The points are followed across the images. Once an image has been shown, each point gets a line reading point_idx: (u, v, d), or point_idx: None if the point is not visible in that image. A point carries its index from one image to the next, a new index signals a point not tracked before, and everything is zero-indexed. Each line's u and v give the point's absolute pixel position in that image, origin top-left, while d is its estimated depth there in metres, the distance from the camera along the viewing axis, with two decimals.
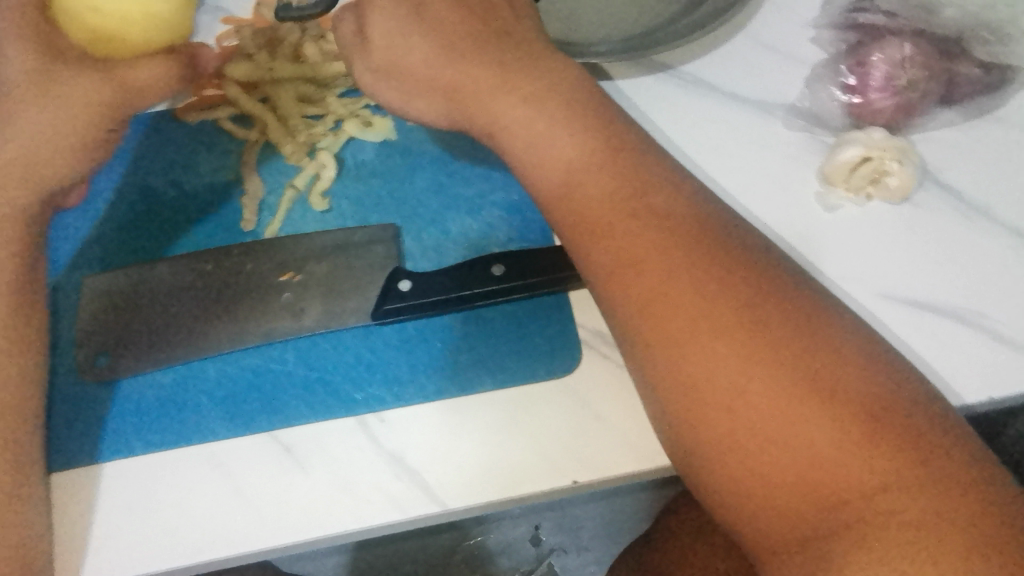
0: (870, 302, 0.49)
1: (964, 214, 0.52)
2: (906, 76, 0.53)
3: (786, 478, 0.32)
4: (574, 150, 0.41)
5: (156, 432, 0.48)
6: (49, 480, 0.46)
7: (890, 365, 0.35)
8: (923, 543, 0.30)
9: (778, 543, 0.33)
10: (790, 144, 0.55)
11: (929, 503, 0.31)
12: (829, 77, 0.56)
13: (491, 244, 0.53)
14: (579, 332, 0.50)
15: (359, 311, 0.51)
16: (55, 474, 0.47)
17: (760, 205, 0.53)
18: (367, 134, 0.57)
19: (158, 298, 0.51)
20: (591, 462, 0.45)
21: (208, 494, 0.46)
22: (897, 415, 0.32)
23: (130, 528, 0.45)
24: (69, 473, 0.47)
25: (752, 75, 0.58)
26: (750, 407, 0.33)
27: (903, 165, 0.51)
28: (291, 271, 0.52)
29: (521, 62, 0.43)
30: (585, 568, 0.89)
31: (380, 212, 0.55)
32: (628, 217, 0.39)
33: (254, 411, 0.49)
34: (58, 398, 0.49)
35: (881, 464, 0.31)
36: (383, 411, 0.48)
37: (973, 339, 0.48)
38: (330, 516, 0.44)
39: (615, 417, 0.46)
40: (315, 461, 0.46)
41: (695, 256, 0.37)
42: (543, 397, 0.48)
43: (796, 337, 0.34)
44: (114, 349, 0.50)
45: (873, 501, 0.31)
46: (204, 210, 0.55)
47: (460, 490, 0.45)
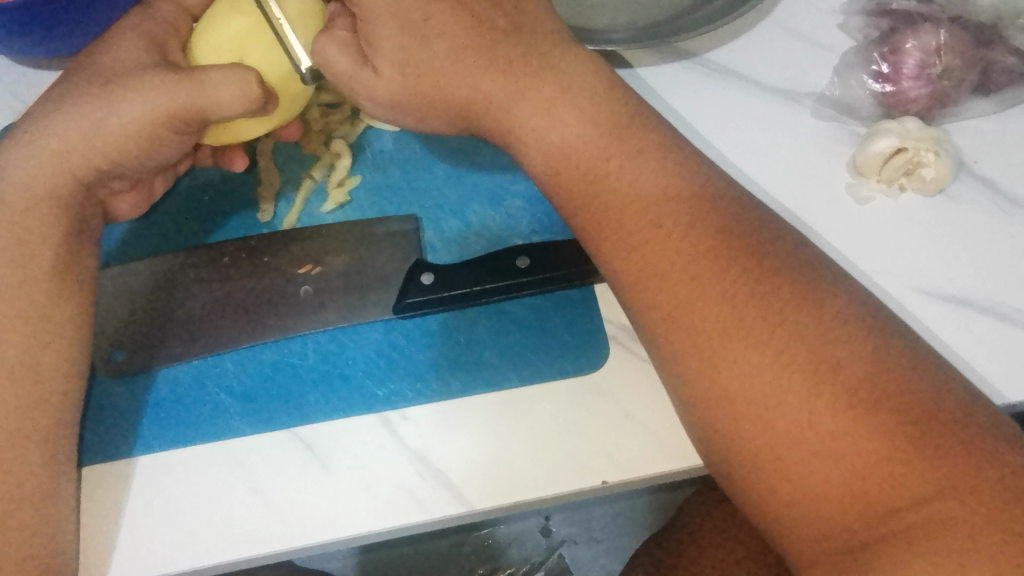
0: (907, 297, 0.48)
1: (999, 207, 0.50)
2: (940, 64, 0.52)
3: (833, 481, 0.31)
4: (605, 141, 0.39)
5: (176, 429, 0.47)
6: (80, 473, 0.45)
7: (941, 366, 0.33)
8: (971, 543, 0.29)
9: (821, 548, 0.32)
10: (820, 134, 0.54)
11: (973, 507, 0.30)
12: (861, 65, 0.54)
13: (512, 236, 0.52)
14: (605, 328, 0.49)
15: (381, 304, 0.50)
16: (86, 467, 0.46)
17: (789, 196, 0.52)
18: (383, 123, 0.55)
19: (176, 294, 0.50)
20: (621, 462, 0.44)
21: (229, 492, 0.45)
22: (953, 416, 0.31)
23: (150, 527, 0.44)
24: (96, 470, 0.46)
25: (780, 64, 0.56)
26: (796, 409, 0.32)
27: (939, 156, 0.50)
28: (311, 263, 0.51)
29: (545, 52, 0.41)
30: (597, 560, 0.88)
31: (399, 203, 0.54)
32: (667, 210, 0.37)
33: (273, 407, 0.48)
34: (98, 393, 0.49)
35: (931, 468, 0.30)
36: (406, 408, 0.47)
37: (1011, 338, 0.46)
38: (355, 518, 0.43)
39: (645, 414, 0.45)
40: (337, 459, 0.45)
41: (733, 252, 0.36)
42: (571, 394, 0.47)
43: (842, 337, 0.33)
44: (131, 344, 0.49)
45: (922, 505, 0.30)
46: (220, 201, 0.54)
47: (487, 491, 0.43)
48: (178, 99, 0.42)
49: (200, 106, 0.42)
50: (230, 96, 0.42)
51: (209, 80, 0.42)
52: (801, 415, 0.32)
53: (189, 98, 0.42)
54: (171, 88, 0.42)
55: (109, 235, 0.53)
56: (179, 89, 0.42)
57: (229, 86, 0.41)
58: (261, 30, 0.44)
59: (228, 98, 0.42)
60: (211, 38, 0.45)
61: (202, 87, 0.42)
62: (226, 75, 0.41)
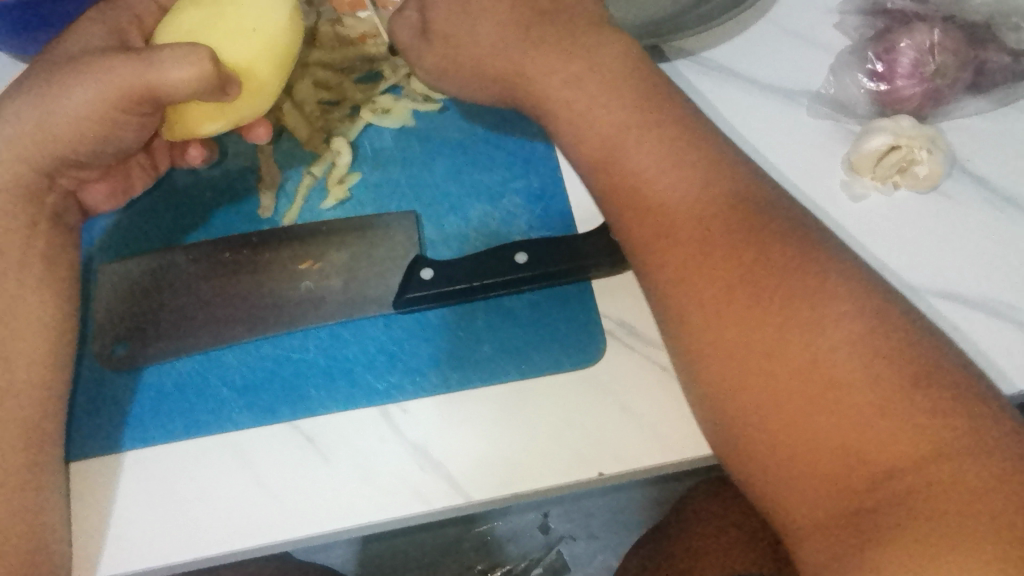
0: (901, 292, 0.49)
1: (992, 204, 0.51)
2: (935, 63, 0.52)
3: (827, 469, 0.32)
4: (607, 132, 0.40)
5: (178, 421, 0.48)
6: (68, 468, 0.46)
7: (933, 358, 0.34)
8: (966, 526, 0.29)
9: (811, 535, 0.32)
10: (816, 132, 0.54)
11: (966, 492, 0.30)
12: (856, 64, 0.55)
13: (511, 232, 0.53)
14: (603, 323, 0.49)
15: (381, 299, 0.50)
16: (73, 463, 0.46)
17: (784, 191, 0.52)
18: (384, 121, 0.56)
19: (177, 288, 0.51)
20: (617, 454, 0.44)
21: (229, 482, 0.45)
22: (943, 406, 0.32)
23: (149, 517, 0.45)
24: (89, 463, 0.46)
25: (776, 63, 0.57)
26: (788, 398, 0.33)
27: (933, 153, 0.51)
28: (311, 259, 0.51)
29: (550, 42, 0.42)
30: (595, 556, 0.88)
31: (399, 199, 0.54)
32: (664, 203, 0.38)
33: (275, 400, 0.48)
34: (84, 387, 0.49)
35: (925, 455, 0.31)
36: (405, 402, 0.47)
37: (1002, 333, 0.47)
38: (354, 508, 0.44)
39: (641, 408, 0.46)
40: (337, 451, 0.46)
41: (729, 245, 0.36)
42: (568, 388, 0.47)
43: (835, 329, 0.34)
44: (132, 338, 0.50)
45: (917, 491, 0.30)
46: (216, 198, 0.54)
47: (485, 482, 0.44)
48: (131, 79, 0.40)
49: (149, 87, 0.40)
50: (178, 72, 0.39)
51: (161, 59, 0.39)
52: (794, 403, 0.33)
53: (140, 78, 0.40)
54: (124, 69, 0.40)
55: (92, 229, 0.53)
56: (132, 69, 0.40)
57: (177, 64, 0.38)
58: (231, 5, 0.43)
59: (175, 77, 0.39)
60: (176, 23, 0.43)
61: (153, 67, 0.39)
62: (177, 52, 0.39)
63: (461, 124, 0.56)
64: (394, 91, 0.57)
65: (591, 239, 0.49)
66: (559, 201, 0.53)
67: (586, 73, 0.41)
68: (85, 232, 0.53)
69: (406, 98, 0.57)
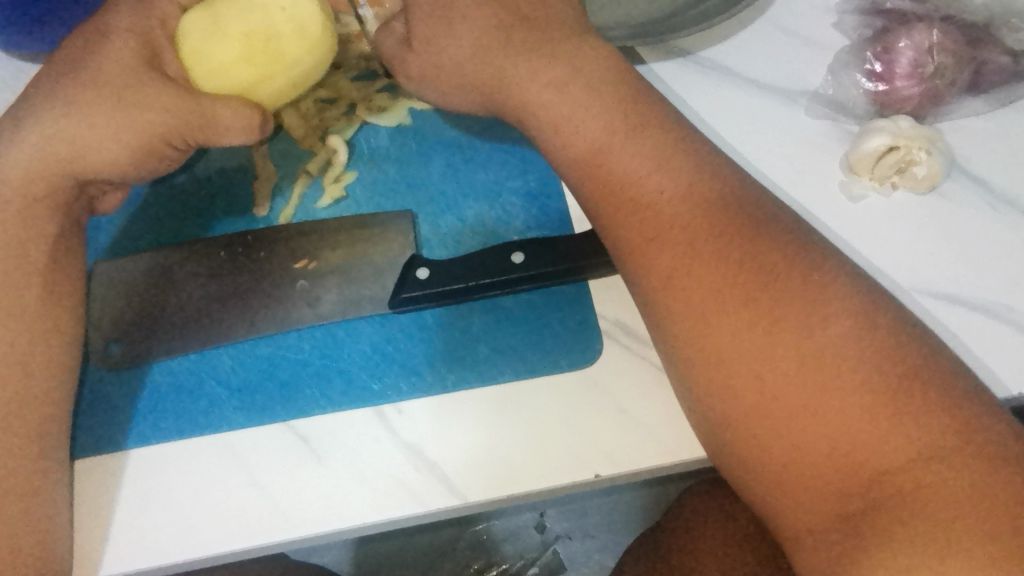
0: (899, 294, 0.49)
1: (991, 205, 0.51)
2: (933, 63, 0.52)
3: (821, 475, 0.32)
4: (609, 130, 0.39)
5: (173, 421, 0.48)
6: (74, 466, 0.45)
7: (932, 361, 0.34)
8: (958, 535, 0.29)
9: (808, 540, 0.32)
10: (814, 132, 0.54)
11: (960, 496, 0.30)
12: (855, 64, 0.54)
13: (508, 232, 0.52)
14: (600, 323, 0.49)
15: (377, 299, 0.50)
16: (78, 462, 0.46)
17: (785, 194, 0.52)
18: (380, 119, 0.56)
19: (172, 288, 0.50)
20: (614, 455, 0.44)
21: (223, 485, 0.45)
22: (940, 411, 0.32)
23: (142, 520, 0.44)
24: (93, 461, 0.46)
25: (775, 61, 0.56)
26: (788, 406, 0.33)
27: (931, 154, 0.50)
28: (307, 258, 0.51)
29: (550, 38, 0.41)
30: (591, 556, 0.88)
31: (395, 198, 0.54)
32: (664, 206, 0.38)
33: (270, 401, 0.48)
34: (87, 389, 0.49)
35: (920, 461, 0.31)
36: (401, 402, 0.47)
37: (1002, 334, 0.47)
38: (351, 509, 0.44)
39: (640, 410, 0.45)
40: (333, 452, 0.46)
41: (728, 248, 0.36)
42: (564, 389, 0.47)
43: (834, 334, 0.34)
44: (127, 337, 0.49)
45: (913, 497, 0.30)
46: (218, 194, 0.54)
47: (481, 483, 0.44)
48: (184, 120, 0.43)
49: (204, 131, 0.43)
50: (249, 124, 0.44)
51: (221, 113, 0.43)
52: (792, 411, 0.33)
53: (198, 123, 0.43)
54: (175, 108, 0.42)
55: (98, 230, 0.53)
56: (186, 111, 0.42)
57: (240, 123, 0.44)
58: (258, 49, 0.45)
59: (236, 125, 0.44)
60: (197, 50, 0.44)
61: (214, 118, 0.43)
62: (239, 112, 0.44)
63: (458, 121, 0.56)
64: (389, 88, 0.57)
65: (587, 239, 0.49)
66: (556, 200, 0.53)
67: (589, 72, 0.40)
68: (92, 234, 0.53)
69: (403, 95, 0.56)
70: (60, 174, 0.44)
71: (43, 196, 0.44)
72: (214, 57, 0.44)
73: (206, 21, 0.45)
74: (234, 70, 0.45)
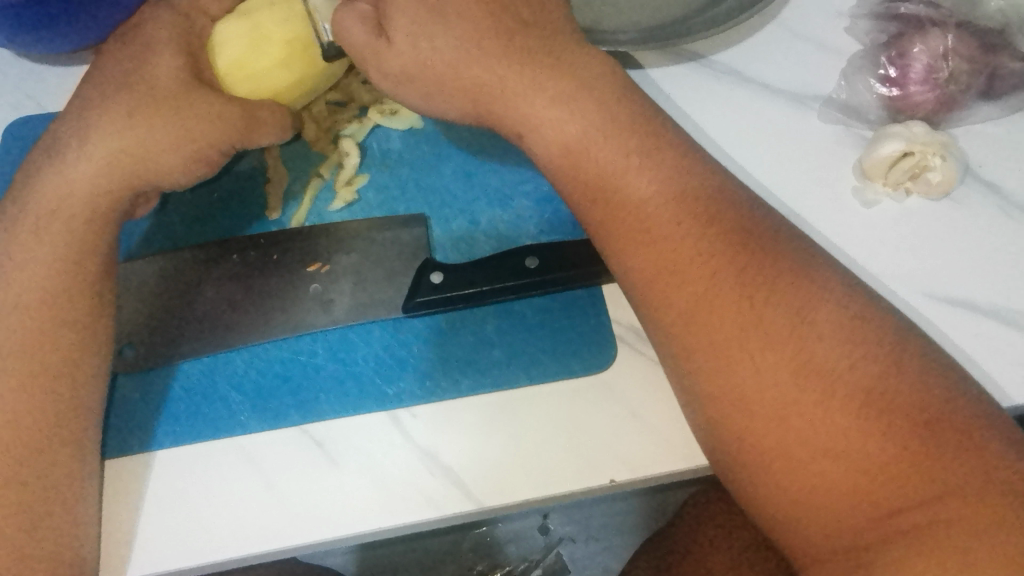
0: (913, 301, 0.48)
1: (1003, 211, 0.51)
2: (948, 69, 0.52)
3: (839, 485, 0.32)
4: (625, 134, 0.39)
5: (185, 425, 0.48)
6: (105, 467, 0.46)
7: (949, 370, 0.34)
8: (976, 547, 0.30)
9: (824, 550, 0.32)
10: (827, 138, 0.54)
11: (981, 507, 0.30)
12: (868, 69, 0.54)
13: (521, 236, 0.52)
14: (613, 328, 0.49)
15: (390, 303, 0.50)
16: (108, 460, 0.46)
17: (798, 199, 0.52)
18: (392, 122, 0.55)
19: (186, 291, 0.50)
20: (628, 460, 0.44)
21: (238, 489, 0.45)
22: (958, 421, 0.32)
23: (157, 523, 0.44)
24: (125, 461, 0.46)
25: (787, 67, 0.56)
26: (808, 414, 0.33)
27: (946, 160, 0.50)
28: (320, 262, 0.51)
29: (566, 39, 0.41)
30: (595, 557, 0.88)
31: (407, 202, 0.54)
32: (680, 212, 0.38)
33: (284, 405, 0.48)
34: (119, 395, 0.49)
35: (940, 472, 0.31)
36: (415, 406, 0.47)
37: (1015, 341, 0.47)
38: (365, 514, 0.44)
39: (654, 416, 0.45)
40: (347, 456, 0.46)
41: (745, 256, 0.36)
42: (578, 395, 0.47)
43: (852, 343, 0.34)
44: (140, 340, 0.49)
45: (932, 509, 0.30)
46: (232, 197, 0.54)
47: (495, 487, 0.44)
48: (229, 126, 0.43)
49: (246, 139, 0.44)
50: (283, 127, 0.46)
51: (262, 118, 0.44)
52: (813, 419, 0.33)
53: (241, 128, 0.44)
54: (221, 114, 0.43)
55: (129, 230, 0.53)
56: (231, 116, 0.43)
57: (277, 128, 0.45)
58: (297, 57, 0.47)
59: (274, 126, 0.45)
60: (234, 56, 0.45)
61: (255, 122, 0.44)
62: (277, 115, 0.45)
63: (470, 125, 0.56)
64: None
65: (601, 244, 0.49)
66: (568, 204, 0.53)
67: (604, 82, 0.41)
68: (124, 236, 0.53)
69: None
70: (74, 177, 0.44)
71: (56, 199, 0.43)
72: (249, 64, 0.46)
73: (242, 25, 0.46)
74: (267, 76, 0.46)
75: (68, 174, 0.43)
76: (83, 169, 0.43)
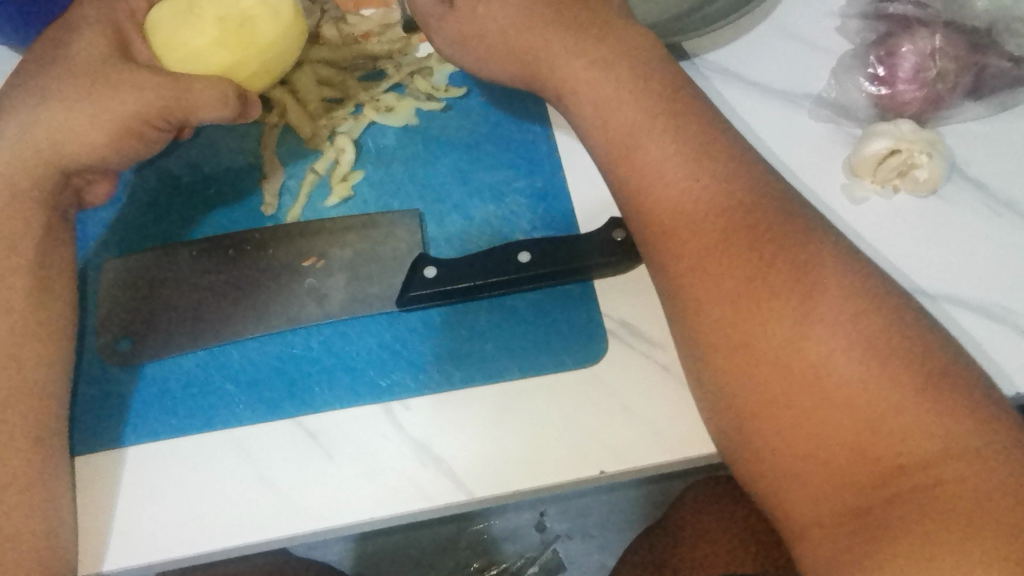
0: (900, 295, 0.49)
1: (989, 208, 0.51)
2: (936, 68, 0.53)
3: (819, 470, 0.33)
4: (613, 130, 0.40)
5: (181, 417, 0.48)
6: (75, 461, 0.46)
7: (931, 362, 0.34)
8: (957, 528, 0.30)
9: (805, 535, 0.33)
10: (817, 135, 0.55)
11: (960, 490, 0.30)
12: (857, 68, 0.55)
13: (514, 232, 0.53)
14: (605, 322, 0.49)
15: (384, 297, 0.51)
16: (78, 456, 0.47)
17: (788, 195, 0.53)
18: (388, 119, 0.56)
19: (182, 285, 0.51)
20: (618, 453, 0.45)
21: (232, 480, 0.46)
22: (938, 410, 0.32)
23: (151, 514, 0.45)
24: (94, 457, 0.47)
25: (778, 65, 0.57)
26: (789, 402, 0.33)
27: (932, 157, 0.51)
28: (315, 256, 0.52)
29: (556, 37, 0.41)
30: (590, 555, 0.89)
31: (402, 198, 0.54)
32: (667, 206, 0.38)
33: (279, 397, 0.48)
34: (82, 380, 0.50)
35: (915, 457, 0.31)
36: (408, 399, 0.48)
37: (1001, 335, 0.47)
38: (357, 504, 0.44)
39: (644, 409, 0.46)
40: (340, 448, 0.46)
41: (730, 250, 0.37)
42: (570, 388, 0.47)
43: (835, 335, 0.34)
44: (136, 334, 0.50)
45: (908, 491, 0.31)
46: (227, 192, 0.55)
47: (486, 479, 0.44)
48: (161, 96, 0.43)
49: (177, 109, 0.44)
50: (222, 99, 0.44)
51: (195, 89, 0.44)
52: (793, 406, 0.33)
53: (176, 100, 0.44)
54: (153, 88, 0.43)
55: (87, 222, 0.54)
56: (163, 88, 0.43)
57: (209, 96, 0.44)
58: (234, 37, 0.46)
59: (217, 104, 0.45)
60: (172, 33, 0.45)
61: (189, 93, 0.44)
62: (211, 83, 0.44)
63: (465, 122, 0.57)
64: (396, 88, 0.58)
65: (593, 240, 0.50)
66: (561, 201, 0.54)
67: (595, 76, 0.41)
68: (82, 226, 0.54)
69: (410, 96, 0.57)
70: (69, 169, 0.44)
71: None
72: (188, 39, 0.45)
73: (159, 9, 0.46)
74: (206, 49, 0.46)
75: (60, 166, 0.44)
76: (77, 160, 0.44)
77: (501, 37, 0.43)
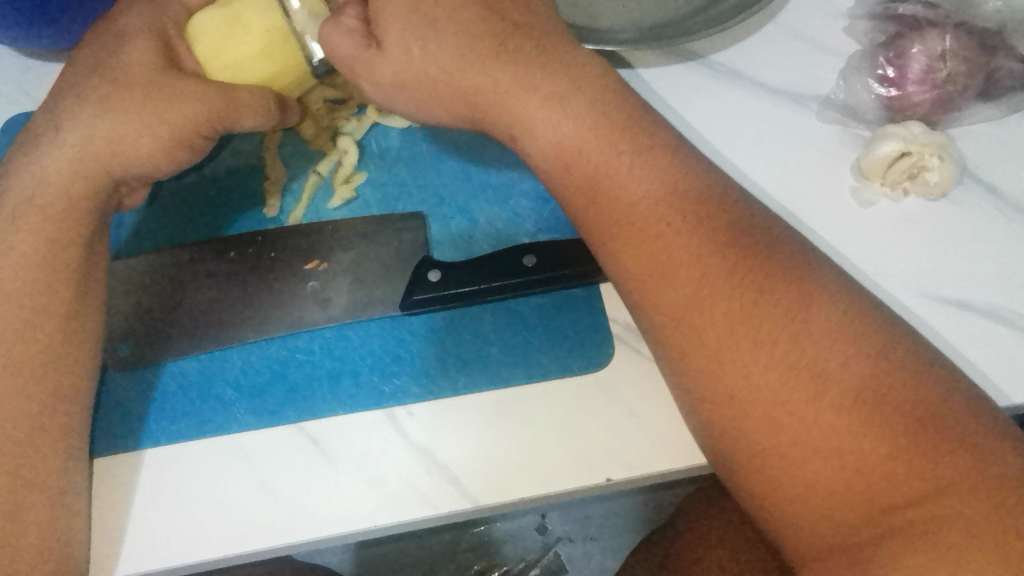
0: (910, 301, 0.48)
1: (1000, 211, 0.51)
2: (946, 70, 0.52)
3: (834, 482, 0.32)
4: (620, 133, 0.39)
5: (182, 422, 0.47)
6: (92, 465, 0.46)
7: (945, 370, 0.34)
8: (971, 542, 0.30)
9: (821, 546, 0.32)
10: (826, 138, 0.54)
11: (974, 504, 0.30)
12: (866, 69, 0.54)
13: (519, 235, 0.52)
14: (610, 327, 0.49)
15: (387, 301, 0.50)
16: (98, 459, 0.46)
17: (797, 199, 0.52)
18: (391, 120, 0.55)
19: (184, 289, 0.50)
20: (626, 459, 0.44)
21: (235, 486, 0.45)
22: (952, 420, 0.32)
23: (153, 521, 0.44)
24: (111, 460, 0.46)
25: (786, 67, 0.56)
26: (802, 412, 0.33)
27: (943, 160, 0.50)
28: (318, 259, 0.51)
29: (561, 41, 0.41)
30: (592, 558, 0.88)
31: (405, 200, 0.54)
32: (675, 210, 0.38)
33: (280, 402, 0.48)
34: (106, 389, 0.49)
35: (932, 470, 0.31)
36: (412, 404, 0.47)
37: (1013, 340, 0.47)
38: (362, 512, 0.44)
39: (652, 415, 0.45)
40: (343, 455, 0.46)
41: (740, 256, 0.36)
42: (576, 394, 0.47)
43: (846, 343, 0.34)
44: (136, 337, 0.49)
45: (926, 504, 0.30)
46: (227, 194, 0.54)
47: (491, 486, 0.44)
48: (211, 107, 0.43)
49: (227, 120, 0.44)
50: (266, 106, 0.45)
51: (241, 98, 0.44)
52: (806, 416, 0.33)
53: (222, 111, 0.43)
54: (203, 98, 0.43)
55: (119, 226, 0.53)
56: (214, 98, 0.43)
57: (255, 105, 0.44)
58: (279, 49, 0.45)
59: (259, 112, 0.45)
60: (216, 43, 0.44)
61: (237, 102, 0.44)
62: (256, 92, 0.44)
63: (468, 124, 0.56)
64: None
65: None
66: None
67: (600, 84, 0.41)
68: (113, 230, 0.53)
69: None
70: (69, 173, 0.44)
71: (51, 196, 0.43)
72: (234, 48, 0.44)
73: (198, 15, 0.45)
74: (253, 58, 0.45)
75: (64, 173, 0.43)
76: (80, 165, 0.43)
77: (473, 46, 0.41)
